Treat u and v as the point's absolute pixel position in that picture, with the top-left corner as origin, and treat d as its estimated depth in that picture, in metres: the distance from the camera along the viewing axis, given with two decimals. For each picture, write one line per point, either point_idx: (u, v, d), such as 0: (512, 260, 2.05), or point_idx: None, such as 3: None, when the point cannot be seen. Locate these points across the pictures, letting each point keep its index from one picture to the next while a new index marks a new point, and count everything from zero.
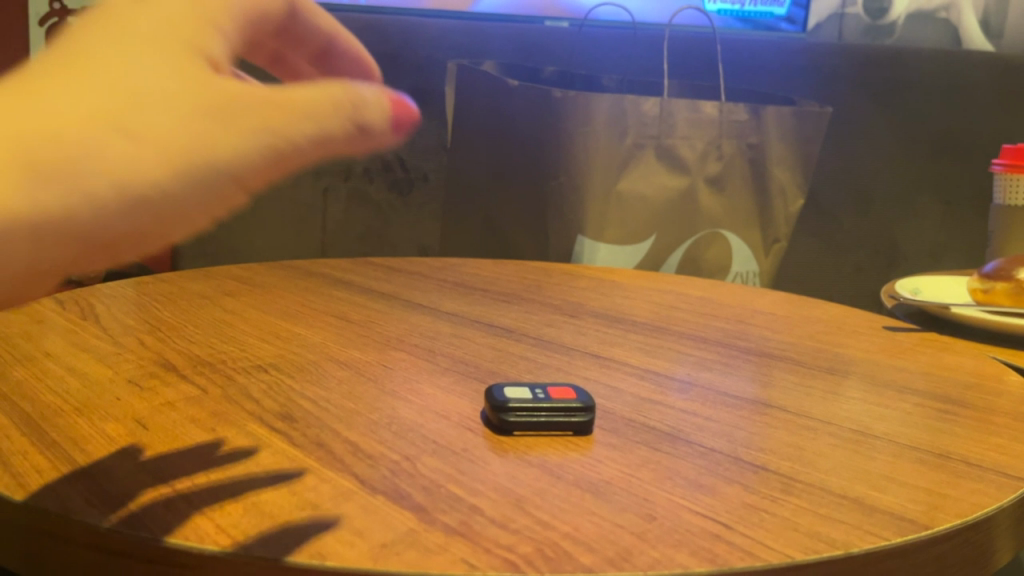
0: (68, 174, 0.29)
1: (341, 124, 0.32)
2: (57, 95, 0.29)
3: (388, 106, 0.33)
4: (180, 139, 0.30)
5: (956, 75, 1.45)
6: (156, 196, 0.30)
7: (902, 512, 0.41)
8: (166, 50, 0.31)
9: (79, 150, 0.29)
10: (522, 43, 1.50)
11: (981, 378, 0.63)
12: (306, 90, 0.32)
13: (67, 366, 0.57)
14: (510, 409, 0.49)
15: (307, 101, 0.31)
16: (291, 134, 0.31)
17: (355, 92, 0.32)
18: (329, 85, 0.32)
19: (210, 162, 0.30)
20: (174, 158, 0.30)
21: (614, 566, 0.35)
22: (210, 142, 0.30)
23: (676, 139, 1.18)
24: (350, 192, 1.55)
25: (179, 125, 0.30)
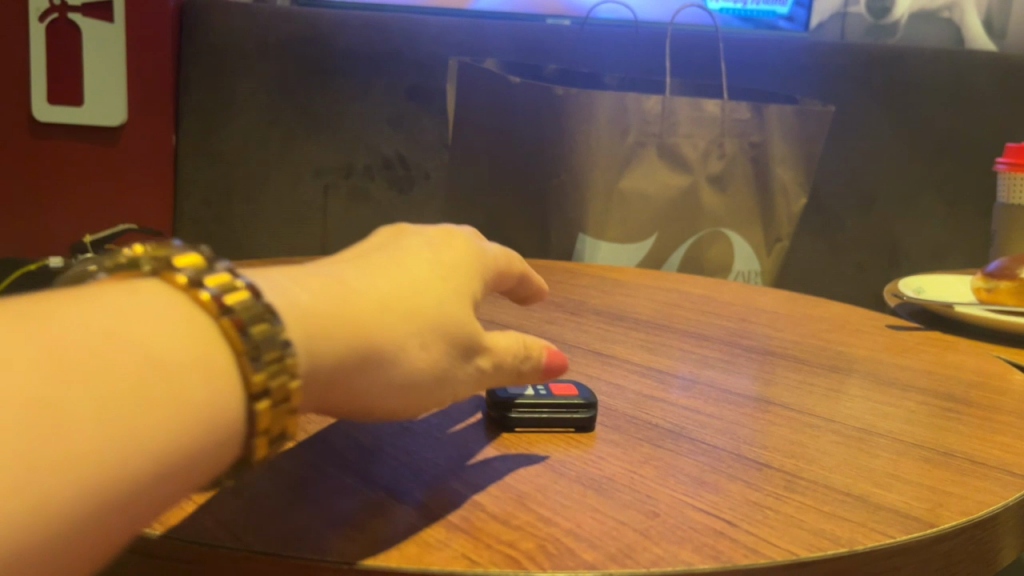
0: (383, 346, 0.34)
1: (525, 364, 0.42)
2: (383, 288, 0.35)
3: (551, 360, 0.43)
4: (447, 350, 0.37)
5: (959, 75, 1.45)
6: (416, 391, 0.36)
7: (907, 510, 0.40)
8: (447, 276, 0.39)
9: (394, 335, 0.34)
10: (524, 40, 1.50)
11: (986, 377, 0.63)
12: (503, 335, 0.41)
13: None
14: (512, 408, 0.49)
15: (511, 344, 0.41)
16: (497, 364, 0.40)
17: (540, 346, 0.43)
18: (526, 337, 0.42)
19: (453, 373, 0.37)
20: (436, 361, 0.36)
21: (618, 563, 0.34)
22: (461, 356, 0.38)
23: (678, 138, 1.17)
24: (350, 190, 1.54)
25: (451, 337, 0.37)
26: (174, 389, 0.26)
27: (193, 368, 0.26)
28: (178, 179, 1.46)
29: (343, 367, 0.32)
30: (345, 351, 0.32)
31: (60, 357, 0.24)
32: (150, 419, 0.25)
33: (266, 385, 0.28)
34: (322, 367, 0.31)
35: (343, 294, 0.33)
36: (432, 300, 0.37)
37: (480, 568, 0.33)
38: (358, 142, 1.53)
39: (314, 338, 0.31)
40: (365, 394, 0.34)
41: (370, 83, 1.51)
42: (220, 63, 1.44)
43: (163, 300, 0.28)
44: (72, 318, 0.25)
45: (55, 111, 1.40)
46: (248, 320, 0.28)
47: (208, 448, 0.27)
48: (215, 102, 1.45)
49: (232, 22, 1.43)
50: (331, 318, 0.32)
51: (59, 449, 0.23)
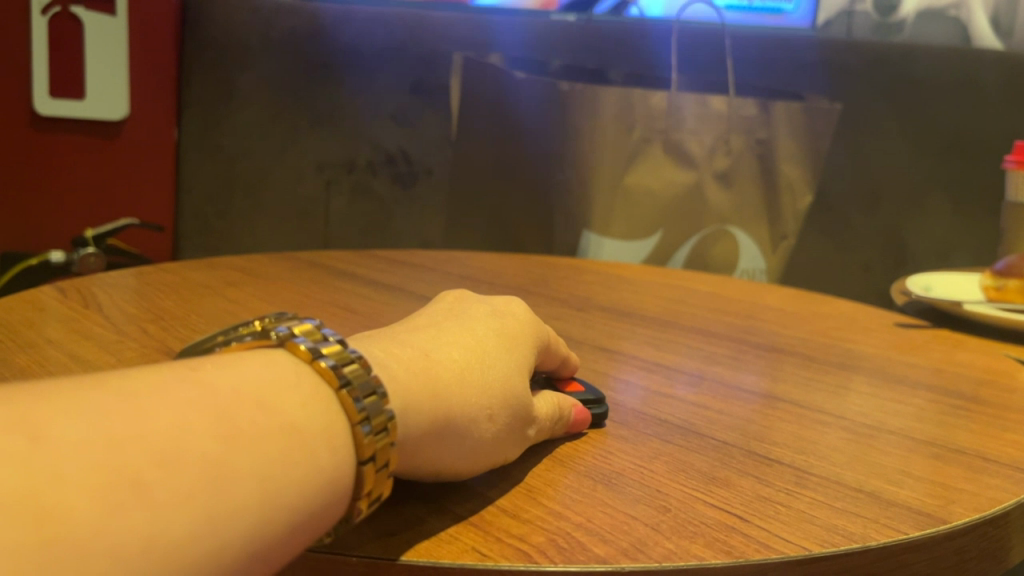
0: (462, 421, 0.36)
1: (558, 425, 0.45)
2: (456, 364, 0.38)
3: (581, 419, 0.47)
4: (511, 424, 0.40)
5: (966, 74, 1.44)
6: (483, 461, 0.38)
7: (920, 506, 0.40)
8: (503, 350, 0.42)
9: (472, 408, 0.37)
10: (530, 35, 1.49)
11: (994, 375, 0.62)
12: (545, 402, 0.44)
13: (70, 353, 0.57)
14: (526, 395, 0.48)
15: (551, 408, 0.44)
16: (541, 431, 0.43)
17: (573, 410, 0.46)
18: (565, 404, 0.46)
19: (512, 444, 0.40)
20: (500, 433, 0.39)
21: (630, 557, 0.34)
22: (519, 427, 0.41)
23: (684, 134, 1.17)
24: (353, 186, 1.54)
25: (514, 413, 0.40)
26: (302, 447, 0.29)
27: (316, 431, 0.29)
28: (181, 173, 1.46)
29: (431, 440, 0.35)
30: (434, 424, 0.35)
31: (220, 417, 0.27)
32: (287, 473, 0.28)
33: (373, 447, 0.31)
34: (418, 439, 0.34)
35: (426, 369, 0.36)
36: (498, 375, 0.40)
37: (491, 561, 0.33)
38: (361, 137, 1.53)
39: (413, 413, 0.34)
40: (444, 466, 0.36)
41: (375, 77, 1.50)
42: (223, 58, 1.44)
43: (285, 371, 0.31)
44: (221, 383, 0.29)
45: (58, 105, 1.34)
46: (357, 386, 0.31)
47: (326, 503, 0.29)
48: (217, 96, 1.45)
49: (234, 16, 1.42)
50: (422, 391, 0.35)
51: (226, 495, 0.25)
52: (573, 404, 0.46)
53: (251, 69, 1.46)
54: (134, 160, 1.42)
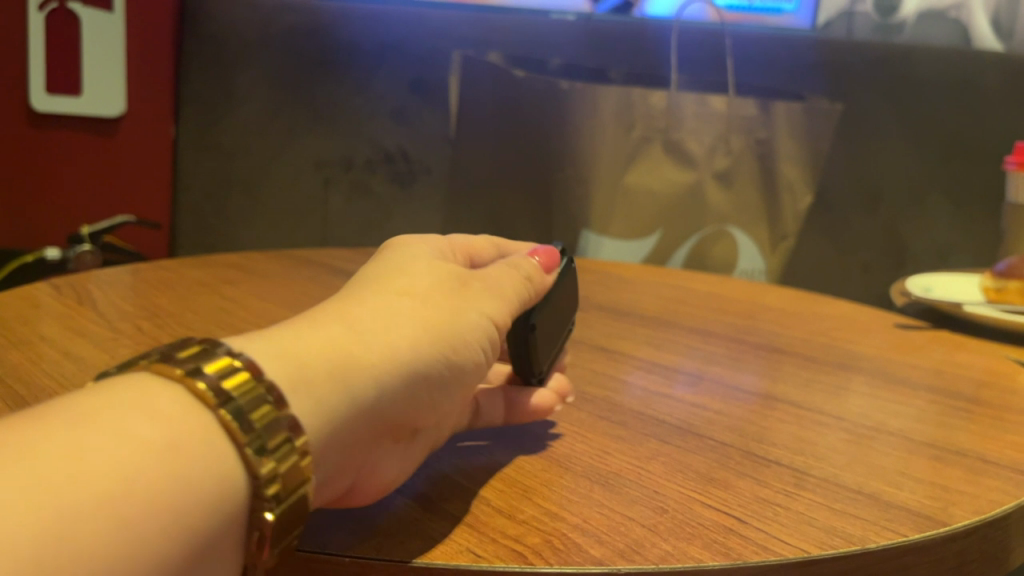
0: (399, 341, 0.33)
1: (529, 281, 0.43)
2: (368, 303, 0.35)
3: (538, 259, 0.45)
4: (460, 315, 0.37)
5: (967, 75, 1.43)
6: (462, 368, 0.36)
7: (919, 508, 0.39)
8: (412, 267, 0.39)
9: (392, 333, 0.33)
10: (529, 33, 1.48)
11: (995, 376, 0.62)
12: (495, 269, 0.41)
13: (63, 350, 0.56)
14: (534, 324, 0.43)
15: (506, 275, 0.41)
16: (514, 295, 0.41)
17: (528, 260, 0.44)
18: (514, 263, 0.43)
19: (487, 332, 0.38)
20: (458, 323, 0.36)
21: (626, 559, 0.33)
22: (475, 309, 0.37)
23: (684, 134, 1.16)
24: (351, 184, 1.54)
25: (457, 307, 0.37)
26: (164, 485, 0.25)
27: (190, 459, 0.26)
28: (177, 174, 1.45)
29: (384, 389, 0.32)
30: (373, 370, 0.32)
31: (67, 465, 0.23)
32: (158, 520, 0.24)
33: (267, 462, 0.28)
34: (368, 396, 0.32)
35: (336, 325, 0.33)
36: (414, 286, 0.37)
37: (486, 562, 0.33)
38: (359, 135, 1.52)
39: (340, 380, 0.31)
40: (418, 397, 0.34)
41: (373, 76, 1.50)
42: (221, 55, 1.43)
43: (160, 393, 0.27)
44: (73, 421, 0.25)
45: (54, 99, 1.35)
46: (235, 397, 0.28)
47: (213, 541, 0.26)
48: (216, 95, 1.44)
49: (233, 14, 1.42)
50: (338, 351, 0.32)
51: (77, 558, 0.22)
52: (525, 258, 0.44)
53: (250, 66, 1.45)
54: (130, 156, 1.42)
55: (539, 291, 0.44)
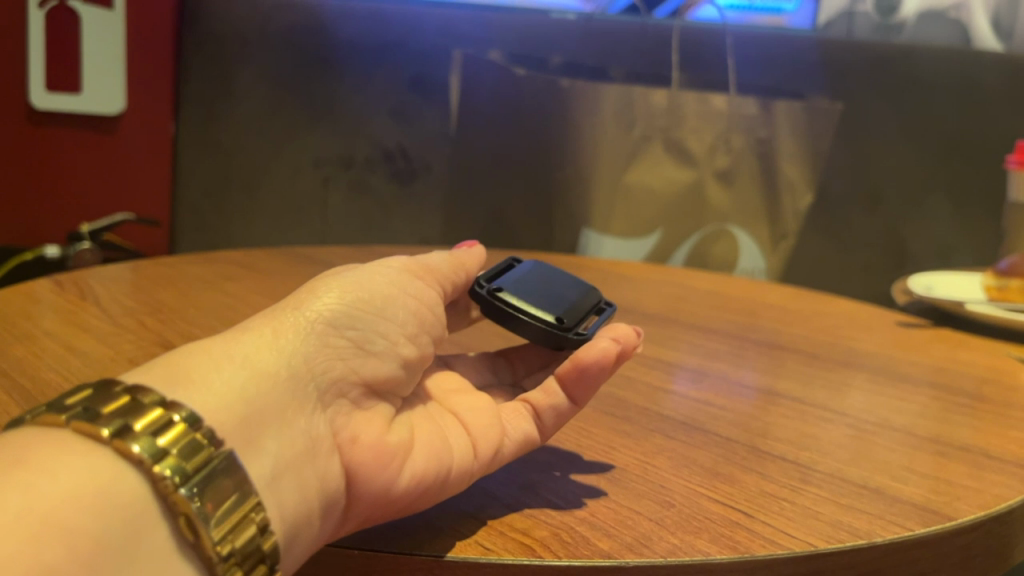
0: (266, 322, 0.34)
1: (434, 255, 0.43)
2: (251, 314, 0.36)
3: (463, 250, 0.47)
4: (346, 287, 0.36)
5: (967, 75, 1.43)
6: (357, 321, 0.35)
7: (923, 502, 0.40)
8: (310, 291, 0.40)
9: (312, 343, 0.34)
10: (530, 31, 1.48)
11: (996, 373, 0.62)
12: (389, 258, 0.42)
13: (66, 345, 0.56)
14: (496, 293, 0.45)
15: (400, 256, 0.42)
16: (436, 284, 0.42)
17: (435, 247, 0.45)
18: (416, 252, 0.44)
19: (373, 290, 0.37)
20: (328, 289, 0.36)
21: (634, 552, 0.34)
22: (349, 275, 0.37)
23: (685, 132, 1.16)
24: (351, 182, 1.53)
25: (344, 283, 0.37)
26: (83, 521, 0.24)
27: (75, 483, 0.25)
28: (177, 172, 1.45)
29: (259, 362, 0.32)
30: (240, 350, 0.32)
31: None
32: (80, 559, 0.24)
33: (164, 457, 0.27)
34: (244, 372, 0.31)
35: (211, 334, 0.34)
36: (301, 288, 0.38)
37: (495, 556, 0.33)
38: (359, 134, 1.52)
39: (204, 366, 0.31)
40: (310, 360, 0.33)
41: (374, 74, 1.50)
42: (222, 53, 1.43)
43: (71, 441, 0.27)
44: None
45: (54, 98, 1.33)
46: (112, 414, 0.28)
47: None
48: (215, 92, 1.44)
49: (233, 11, 1.42)
50: (204, 345, 0.32)
51: None
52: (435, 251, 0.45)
53: (250, 64, 1.45)
54: (129, 155, 1.41)
55: (473, 266, 0.46)
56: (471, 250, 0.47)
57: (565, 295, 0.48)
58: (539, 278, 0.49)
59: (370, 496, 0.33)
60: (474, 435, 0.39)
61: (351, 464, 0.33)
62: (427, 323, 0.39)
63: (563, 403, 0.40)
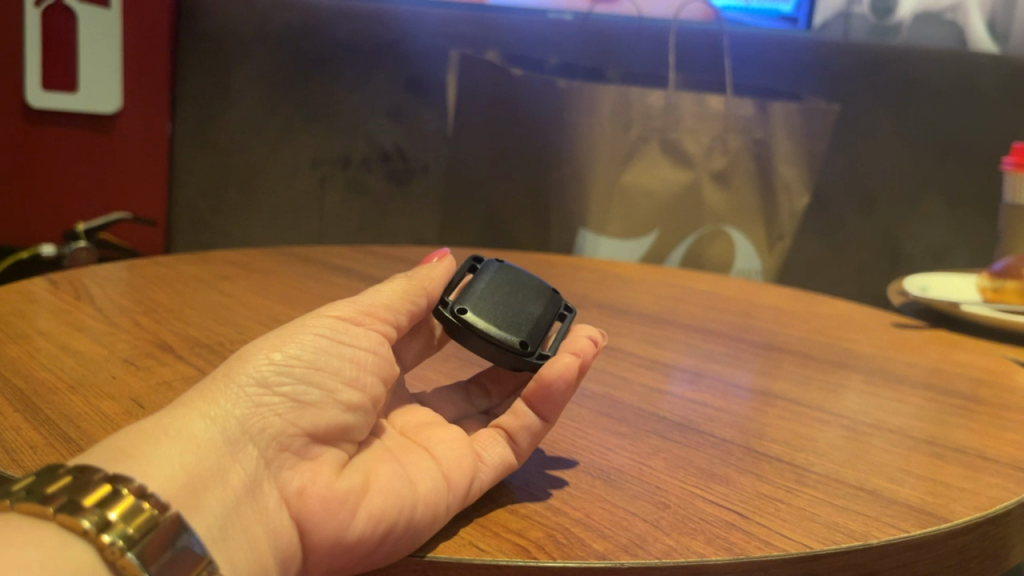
0: (199, 391, 0.32)
1: (388, 287, 0.39)
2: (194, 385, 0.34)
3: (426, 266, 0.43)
4: (274, 340, 0.33)
5: (963, 77, 1.43)
6: (290, 373, 0.32)
7: (920, 504, 0.40)
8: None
9: (240, 402, 0.31)
10: (526, 33, 1.48)
11: (992, 375, 0.62)
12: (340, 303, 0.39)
13: (59, 344, 0.56)
14: (460, 313, 0.41)
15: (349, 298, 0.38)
16: (387, 317, 0.38)
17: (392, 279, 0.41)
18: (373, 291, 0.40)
19: (308, 340, 0.34)
20: (261, 348, 0.33)
21: (630, 553, 0.33)
22: (286, 330, 0.34)
23: (682, 132, 1.18)
24: (348, 182, 1.53)
25: (273, 336, 0.34)
26: None
27: (23, 556, 0.24)
28: (173, 171, 1.45)
29: (189, 432, 0.30)
30: (175, 422, 0.30)
31: None
32: None
33: (109, 526, 0.26)
34: (175, 445, 0.29)
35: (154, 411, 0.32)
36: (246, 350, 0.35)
37: (489, 556, 0.33)
38: (357, 134, 1.52)
39: (138, 441, 0.29)
40: (245, 422, 0.31)
41: (372, 72, 1.50)
42: (218, 52, 1.42)
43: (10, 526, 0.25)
44: None
45: (51, 96, 1.33)
46: (54, 491, 0.26)
47: None
48: (212, 91, 1.43)
49: (231, 9, 1.41)
50: (141, 423, 0.30)
51: None
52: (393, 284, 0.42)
53: (248, 63, 1.44)
54: (125, 155, 1.41)
55: (431, 288, 0.41)
56: (433, 269, 0.42)
57: (529, 303, 0.44)
58: (505, 284, 0.45)
59: (324, 546, 0.31)
60: (444, 469, 0.36)
61: (300, 517, 0.31)
62: (370, 363, 0.35)
63: (534, 422, 0.39)
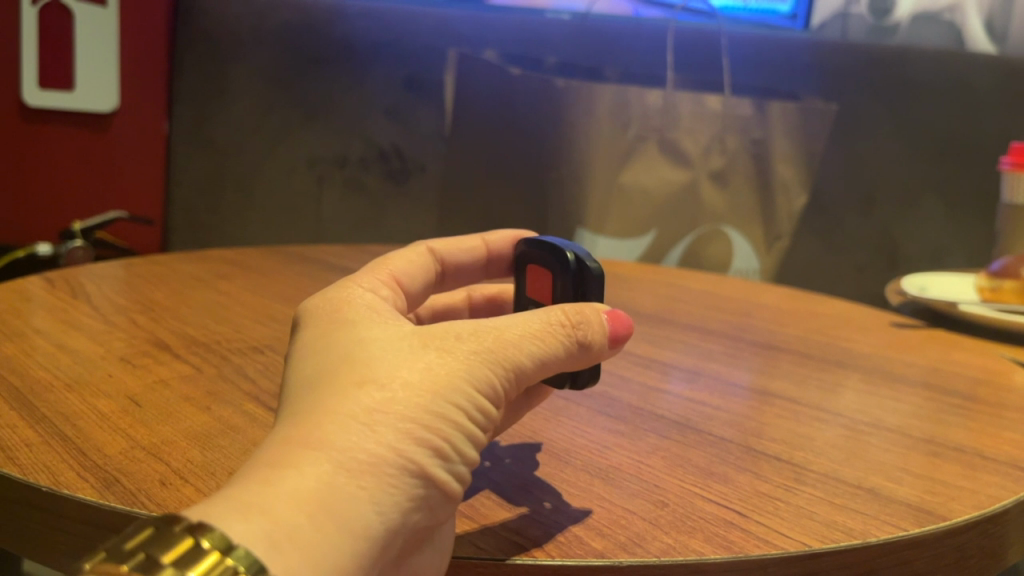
0: (362, 458, 0.28)
1: (560, 344, 0.34)
2: (335, 412, 0.29)
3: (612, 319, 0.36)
4: (438, 415, 0.30)
5: (960, 78, 1.44)
6: (450, 466, 0.30)
7: (919, 503, 0.40)
8: (391, 349, 0.32)
9: (392, 483, 0.28)
10: (525, 32, 1.48)
11: (990, 374, 0.62)
12: (496, 329, 0.33)
13: (56, 343, 0.56)
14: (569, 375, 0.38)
15: (514, 340, 0.33)
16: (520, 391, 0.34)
17: (567, 310, 0.35)
18: (532, 317, 0.35)
19: (467, 422, 0.31)
20: (423, 419, 0.30)
21: (628, 551, 0.33)
22: (452, 401, 0.31)
23: (679, 132, 1.16)
24: (344, 181, 1.53)
25: (436, 407, 0.30)
26: None
27: None
28: (169, 169, 1.44)
29: (356, 524, 0.27)
30: (341, 503, 0.27)
31: None
32: None
33: None
34: (338, 535, 0.27)
35: (294, 448, 0.28)
36: (392, 378, 0.31)
37: (489, 555, 0.33)
38: (354, 133, 1.52)
39: (305, 524, 0.26)
40: (404, 511, 0.29)
41: (370, 71, 1.49)
42: (214, 49, 1.42)
43: None
44: None
45: (46, 95, 1.33)
46: (170, 563, 0.24)
47: None
48: (208, 89, 1.43)
49: (227, 8, 1.41)
50: (298, 486, 0.27)
51: None
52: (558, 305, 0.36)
53: (244, 62, 1.44)
54: (122, 153, 1.41)
55: (584, 365, 0.36)
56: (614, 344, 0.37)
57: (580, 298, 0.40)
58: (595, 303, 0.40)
59: None
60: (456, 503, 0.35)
61: None
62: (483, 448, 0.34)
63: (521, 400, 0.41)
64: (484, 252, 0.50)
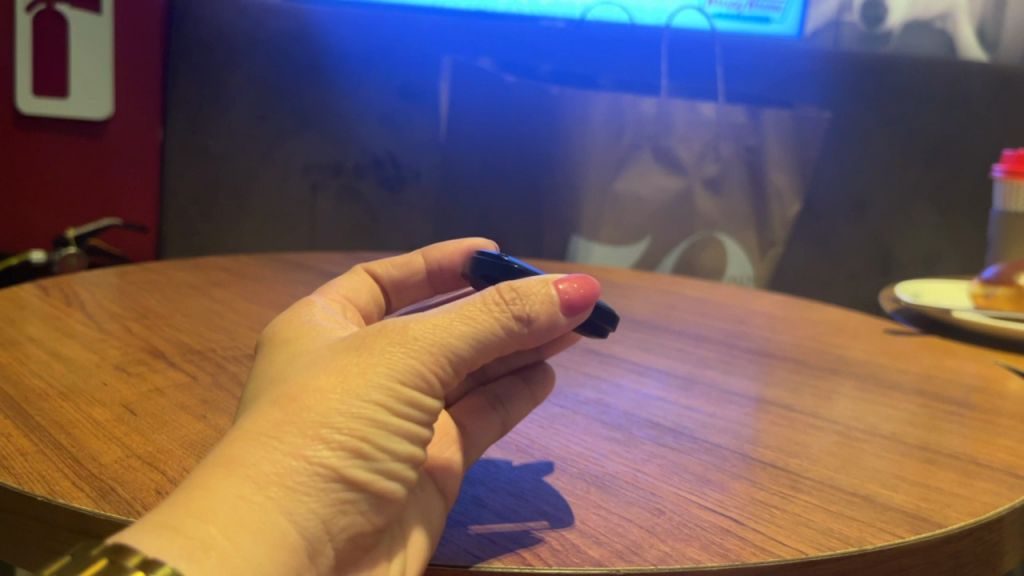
0: (269, 468, 0.27)
1: (494, 320, 0.32)
2: (250, 430, 0.28)
3: (562, 290, 0.34)
4: (354, 420, 0.29)
5: (953, 85, 1.45)
6: (374, 467, 0.29)
7: (915, 511, 0.40)
8: (312, 356, 0.32)
9: (313, 491, 0.28)
10: (520, 41, 1.51)
11: (984, 381, 0.63)
12: (419, 318, 0.32)
13: (51, 351, 0.55)
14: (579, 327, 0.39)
15: (437, 325, 0.31)
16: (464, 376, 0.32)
17: (502, 287, 0.32)
18: (462, 301, 0.32)
19: (389, 415, 0.30)
20: (334, 421, 0.29)
21: (626, 560, 0.33)
22: (365, 397, 0.29)
23: (674, 140, 1.18)
24: (340, 189, 1.53)
25: (354, 409, 0.29)
26: None
27: None
28: (163, 177, 1.44)
29: (274, 534, 0.27)
30: (254, 516, 0.26)
31: None
32: None
33: None
34: (258, 545, 0.26)
35: (213, 468, 0.27)
36: (308, 383, 0.30)
37: (484, 563, 0.33)
38: (349, 140, 1.52)
39: (218, 537, 0.26)
40: (327, 520, 0.28)
41: (364, 78, 1.50)
42: (211, 57, 1.41)
43: None
44: None
45: (41, 103, 1.32)
46: None
47: None
48: (203, 96, 1.42)
49: (222, 15, 1.40)
50: (215, 503, 0.26)
51: None
52: (496, 283, 0.33)
53: (239, 69, 1.44)
54: (117, 160, 1.41)
55: (536, 338, 0.33)
56: (568, 314, 0.34)
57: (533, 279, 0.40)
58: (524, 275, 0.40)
59: None
60: (447, 497, 0.35)
61: None
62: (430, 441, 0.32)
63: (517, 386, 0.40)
64: (425, 269, 0.48)
